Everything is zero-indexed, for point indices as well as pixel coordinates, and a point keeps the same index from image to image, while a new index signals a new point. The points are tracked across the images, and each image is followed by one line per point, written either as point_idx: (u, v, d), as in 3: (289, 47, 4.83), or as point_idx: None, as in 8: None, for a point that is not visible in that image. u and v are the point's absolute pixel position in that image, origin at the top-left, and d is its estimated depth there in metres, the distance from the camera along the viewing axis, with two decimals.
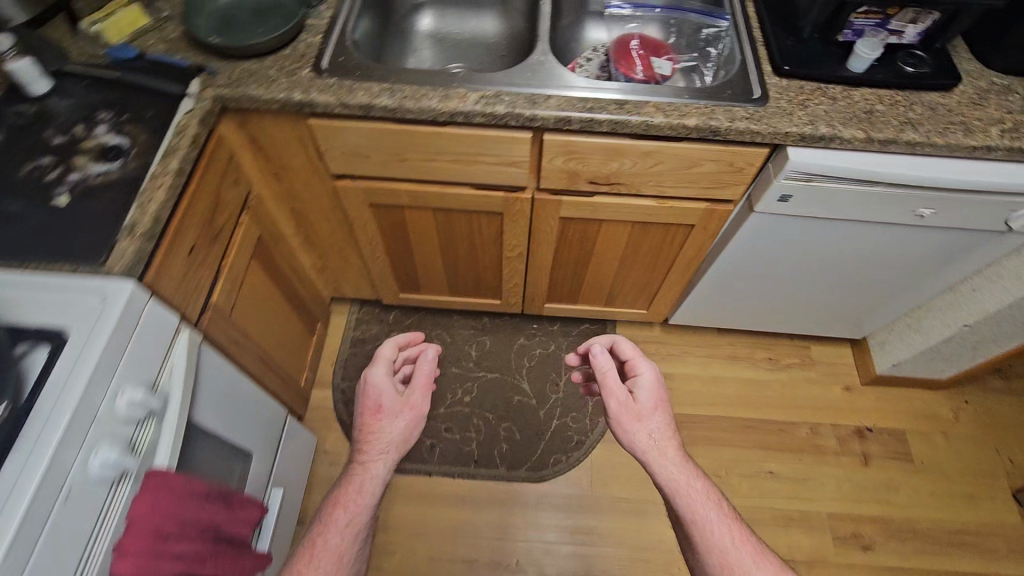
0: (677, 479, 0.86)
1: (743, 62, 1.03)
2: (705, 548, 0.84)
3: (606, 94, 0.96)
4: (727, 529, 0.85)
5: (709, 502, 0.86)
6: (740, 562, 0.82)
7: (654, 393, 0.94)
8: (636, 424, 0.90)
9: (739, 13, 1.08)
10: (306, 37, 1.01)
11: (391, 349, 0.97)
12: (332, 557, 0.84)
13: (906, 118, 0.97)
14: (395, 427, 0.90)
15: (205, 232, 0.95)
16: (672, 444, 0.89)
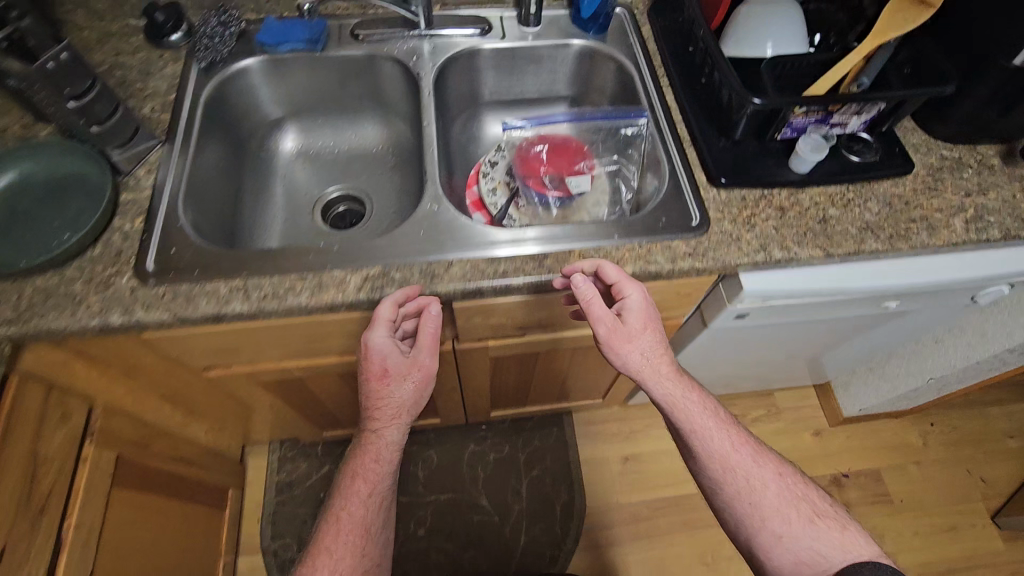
0: (667, 372, 0.76)
1: (674, 174, 0.87)
2: (707, 461, 0.80)
3: (525, 248, 0.79)
4: (724, 435, 0.82)
5: (706, 412, 0.80)
6: (734, 456, 0.80)
7: (647, 322, 0.76)
8: (632, 351, 0.75)
9: (660, 111, 0.93)
10: (122, 222, 0.77)
11: (389, 310, 0.73)
12: (355, 538, 0.77)
13: (864, 222, 0.84)
14: (406, 394, 0.75)
15: (22, 515, 0.73)
16: (666, 359, 0.77)
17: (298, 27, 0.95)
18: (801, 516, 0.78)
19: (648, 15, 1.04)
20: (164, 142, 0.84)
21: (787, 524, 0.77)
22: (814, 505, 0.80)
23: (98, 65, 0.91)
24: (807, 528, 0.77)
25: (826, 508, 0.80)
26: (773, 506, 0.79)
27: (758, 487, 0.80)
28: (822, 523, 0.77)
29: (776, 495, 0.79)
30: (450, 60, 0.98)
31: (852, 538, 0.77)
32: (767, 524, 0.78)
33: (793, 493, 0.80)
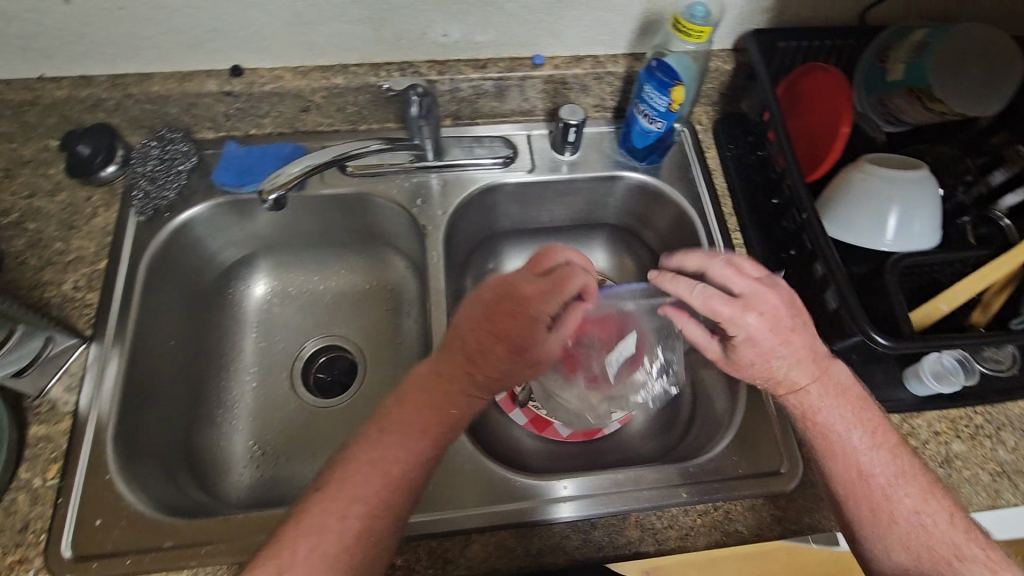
0: (792, 387, 0.55)
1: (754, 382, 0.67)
2: (827, 475, 0.55)
3: (558, 513, 0.58)
4: (860, 436, 0.54)
5: (841, 408, 0.55)
6: (867, 471, 0.53)
7: (773, 319, 0.53)
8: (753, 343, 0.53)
9: None
10: (29, 474, 0.57)
11: (578, 283, 0.57)
12: (371, 503, 0.49)
13: (996, 465, 0.63)
14: (509, 376, 0.54)
15: None
16: (801, 372, 0.54)
17: (270, 160, 0.74)
18: (931, 557, 0.51)
19: (716, 138, 0.82)
20: (89, 339, 0.64)
21: (915, 562, 0.51)
22: (960, 544, 0.51)
23: (5, 212, 0.70)
24: (943, 568, 0.50)
25: (983, 544, 0.51)
26: (903, 534, 0.52)
27: (884, 516, 0.52)
28: (965, 568, 0.50)
29: (913, 522, 0.52)
30: (466, 200, 0.77)
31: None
32: (890, 554, 0.52)
33: (936, 528, 0.51)
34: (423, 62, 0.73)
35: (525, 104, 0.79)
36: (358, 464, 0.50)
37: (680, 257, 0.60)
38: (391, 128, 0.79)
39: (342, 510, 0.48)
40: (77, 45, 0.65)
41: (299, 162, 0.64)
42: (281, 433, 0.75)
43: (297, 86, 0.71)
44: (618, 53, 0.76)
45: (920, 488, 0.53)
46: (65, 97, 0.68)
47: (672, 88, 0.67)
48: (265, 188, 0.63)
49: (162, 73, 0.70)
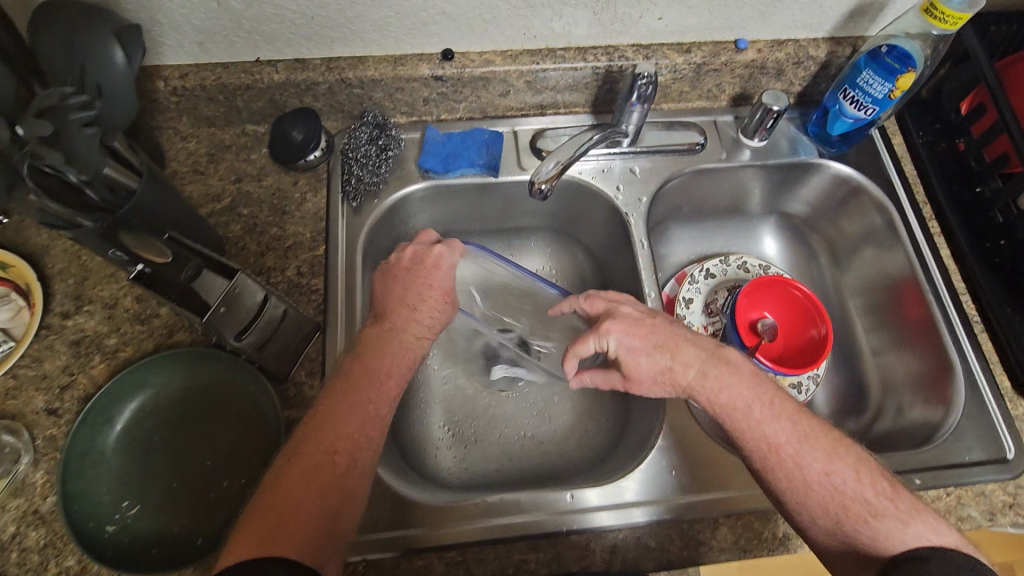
0: (687, 379, 0.59)
1: (966, 368, 0.68)
2: (741, 451, 0.57)
3: (636, 519, 0.60)
4: (763, 406, 0.56)
5: (735, 389, 0.57)
6: (775, 443, 0.55)
7: (650, 328, 0.61)
8: (639, 359, 0.60)
9: (936, 267, 0.73)
10: None
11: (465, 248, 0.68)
12: (330, 460, 0.53)
13: None
14: (440, 320, 0.65)
15: None
16: (690, 371, 0.59)
17: (470, 144, 0.74)
18: (849, 516, 0.52)
19: (901, 125, 0.81)
20: (321, 325, 0.64)
21: (837, 524, 0.52)
22: (873, 500, 0.52)
23: (217, 197, 0.70)
24: (863, 525, 0.51)
25: (895, 497, 0.52)
26: (821, 498, 0.53)
27: (800, 484, 0.53)
28: (883, 522, 0.51)
29: (826, 481, 0.53)
30: (657, 188, 0.77)
31: (919, 535, 0.50)
32: (810, 517, 0.53)
33: (846, 488, 0.53)
34: (628, 46, 0.72)
35: (715, 90, 0.78)
36: (281, 473, 0.52)
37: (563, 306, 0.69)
38: (578, 112, 0.79)
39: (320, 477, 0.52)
40: (304, 28, 0.64)
41: (554, 158, 0.59)
42: (483, 421, 0.77)
43: (506, 71, 0.71)
44: (819, 38, 0.74)
45: (823, 451, 0.54)
46: (281, 81, 0.68)
47: (903, 74, 0.66)
48: (535, 180, 0.59)
49: (375, 57, 0.69)
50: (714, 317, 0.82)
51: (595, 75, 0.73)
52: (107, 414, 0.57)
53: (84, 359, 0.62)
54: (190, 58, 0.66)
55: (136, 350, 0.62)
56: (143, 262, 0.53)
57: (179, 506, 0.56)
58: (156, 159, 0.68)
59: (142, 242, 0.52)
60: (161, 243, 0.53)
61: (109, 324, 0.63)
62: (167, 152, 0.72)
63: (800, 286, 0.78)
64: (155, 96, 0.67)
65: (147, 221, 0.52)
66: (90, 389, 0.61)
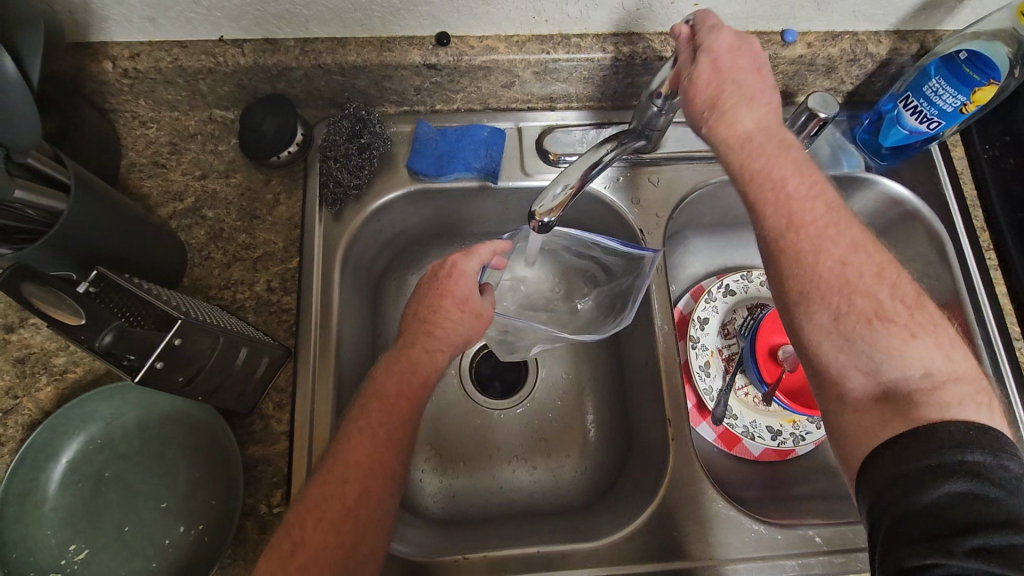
0: (736, 129, 0.51)
1: (1014, 426, 0.61)
2: (757, 213, 0.50)
3: None
4: (806, 202, 0.49)
5: (791, 188, 0.49)
6: (799, 220, 0.48)
7: (724, 89, 0.51)
8: (714, 49, 0.50)
9: (986, 301, 0.65)
10: (253, 499, 0.54)
11: (490, 251, 0.59)
12: (343, 492, 0.47)
13: None
14: (460, 335, 0.57)
15: None
16: (738, 109, 0.51)
17: (468, 143, 0.65)
18: (851, 313, 0.45)
19: (963, 138, 0.71)
20: (292, 351, 0.57)
21: (837, 321, 0.46)
22: (884, 301, 0.45)
23: (179, 195, 0.62)
24: (866, 326, 0.45)
25: (912, 307, 0.45)
26: (824, 288, 0.46)
27: (808, 266, 0.47)
28: (885, 327, 0.44)
29: (840, 262, 0.46)
30: (681, 200, 0.68)
31: (923, 353, 0.44)
32: (810, 316, 0.47)
33: (861, 281, 0.46)
34: (656, 34, 0.61)
35: None
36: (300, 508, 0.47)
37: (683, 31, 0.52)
38: (594, 107, 0.69)
39: (333, 521, 0.46)
40: (271, 5, 0.54)
41: (560, 181, 0.50)
42: (472, 444, 0.71)
43: (511, 60, 0.60)
44: (881, 32, 0.63)
45: (845, 238, 0.47)
46: (249, 66, 0.58)
47: (981, 88, 0.56)
48: (538, 211, 0.51)
49: (358, 39, 0.59)
50: (730, 340, 0.74)
51: (614, 68, 0.63)
52: (50, 450, 0.52)
53: (29, 381, 0.56)
54: (141, 34, 0.57)
55: (86, 372, 0.56)
56: (52, 324, 0.41)
57: (130, 554, 0.51)
58: (107, 152, 0.60)
59: (49, 297, 0.41)
60: (72, 299, 0.41)
61: (56, 340, 0.57)
62: (124, 141, 0.63)
63: None
64: (104, 77, 0.58)
65: (70, 250, 0.45)
66: (36, 416, 0.55)
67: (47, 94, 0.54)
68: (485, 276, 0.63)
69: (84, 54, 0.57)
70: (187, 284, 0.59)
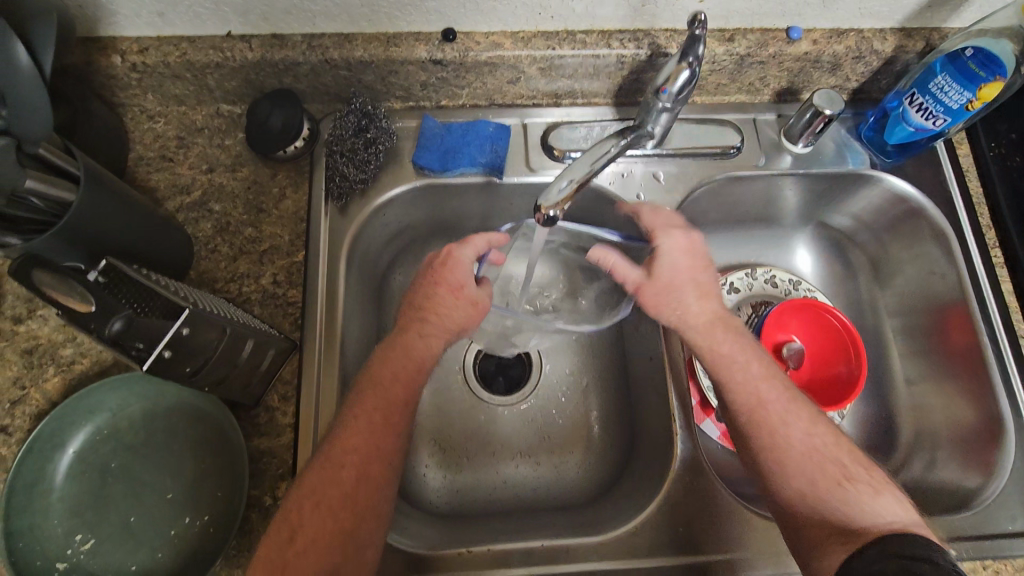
0: (697, 322, 0.58)
1: (1019, 423, 0.61)
2: (724, 392, 0.55)
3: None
4: (768, 385, 0.54)
5: (753, 369, 0.55)
6: (763, 398, 0.54)
7: (690, 275, 0.59)
8: (671, 237, 0.59)
9: (992, 299, 0.65)
10: (258, 490, 0.54)
11: (485, 243, 0.60)
12: (349, 482, 0.48)
13: None
14: (455, 322, 0.58)
15: None
16: (698, 305, 0.58)
17: (472, 138, 0.65)
18: (824, 480, 0.50)
19: (968, 136, 0.71)
20: (297, 344, 0.58)
21: (809, 486, 0.50)
22: (847, 465, 0.50)
23: (186, 189, 0.62)
24: (833, 492, 0.49)
25: (870, 467, 0.51)
26: (795, 463, 0.51)
27: (780, 442, 0.52)
28: (854, 488, 0.49)
29: (805, 436, 0.52)
30: (686, 198, 0.68)
31: (888, 506, 0.48)
32: (786, 483, 0.51)
33: (825, 449, 0.51)
34: (661, 31, 0.62)
35: (758, 83, 0.68)
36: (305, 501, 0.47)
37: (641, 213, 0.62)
38: (599, 103, 0.69)
39: None
40: (278, 1, 0.54)
41: (565, 176, 0.50)
42: (475, 439, 0.71)
43: (516, 56, 0.61)
44: (887, 28, 0.63)
45: (803, 418, 0.53)
46: (256, 60, 0.59)
47: (987, 84, 0.56)
48: (541, 205, 0.51)
49: (364, 34, 0.59)
50: None
51: (620, 64, 0.63)
52: (58, 439, 0.52)
53: (37, 371, 0.56)
54: (150, 29, 0.57)
55: (93, 363, 0.56)
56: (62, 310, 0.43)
57: (136, 543, 0.51)
58: (115, 145, 0.60)
59: (61, 286, 0.42)
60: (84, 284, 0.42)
61: (64, 331, 0.57)
62: (131, 135, 0.64)
63: (836, 314, 0.69)
64: (112, 72, 0.59)
65: (79, 243, 0.46)
66: (44, 406, 0.55)
67: (56, 88, 0.55)
68: (483, 270, 0.64)
69: (93, 48, 0.57)
70: (193, 277, 0.59)
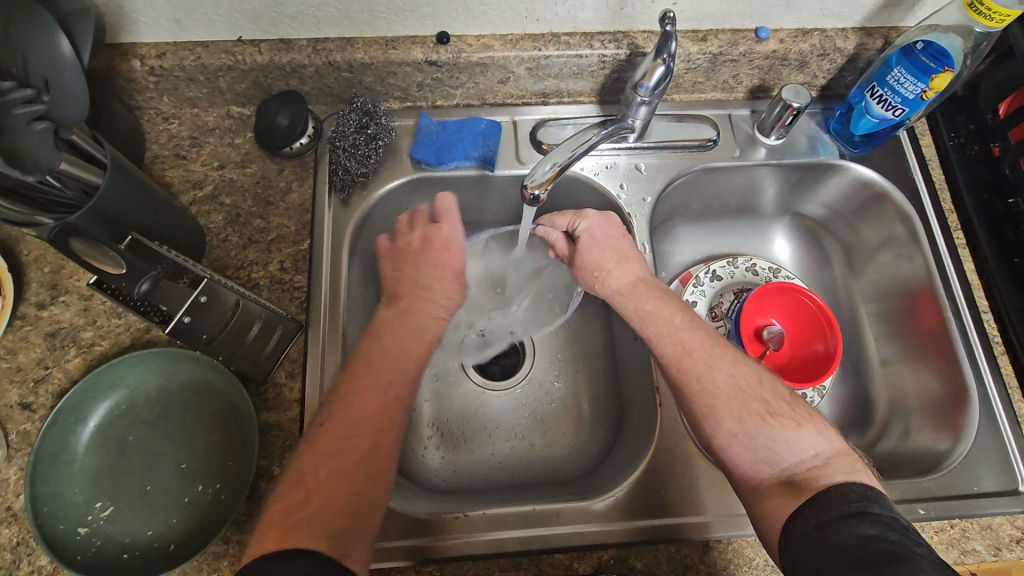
0: (621, 286, 0.63)
1: (984, 393, 0.64)
2: (655, 345, 0.59)
3: (614, 539, 0.58)
4: (689, 332, 0.59)
5: (672, 317, 0.60)
6: (689, 347, 0.57)
7: (605, 247, 0.66)
8: (587, 227, 0.67)
9: (956, 279, 0.69)
10: (267, 461, 0.57)
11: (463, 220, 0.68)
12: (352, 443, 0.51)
13: None
14: (449, 296, 0.65)
15: None
16: (619, 274, 0.64)
17: (465, 134, 0.70)
18: (749, 415, 0.53)
19: (930, 128, 0.75)
20: (303, 325, 0.62)
21: (741, 425, 0.53)
22: (770, 402, 0.54)
23: (199, 183, 0.67)
24: (760, 431, 0.52)
25: (791, 402, 0.54)
26: (723, 402, 0.54)
27: (705, 385, 0.55)
28: (777, 424, 0.52)
29: (728, 378, 0.55)
30: (665, 189, 0.73)
31: (810, 438, 0.51)
32: (718, 426, 0.54)
33: (749, 389, 0.55)
34: (638, 32, 0.67)
35: (731, 81, 0.73)
36: (312, 460, 0.50)
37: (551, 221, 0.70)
38: (584, 101, 0.74)
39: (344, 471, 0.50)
40: (286, 8, 0.60)
41: (550, 159, 0.55)
42: (471, 420, 0.75)
43: (505, 56, 0.66)
44: (848, 28, 0.68)
45: (724, 363, 0.56)
46: (265, 63, 0.63)
47: (937, 74, 0.61)
48: (528, 185, 0.56)
49: (365, 38, 0.64)
50: (718, 322, 0.77)
51: (601, 63, 0.68)
52: (80, 413, 0.56)
53: (59, 353, 0.60)
54: (168, 35, 0.62)
55: (112, 344, 0.60)
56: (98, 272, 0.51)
57: (152, 510, 0.54)
58: (134, 143, 0.65)
59: (94, 251, 0.49)
60: (115, 253, 0.50)
61: (85, 316, 0.61)
62: (147, 135, 0.68)
63: (811, 296, 0.73)
64: (131, 75, 0.63)
65: (103, 221, 0.50)
66: (65, 384, 0.59)
67: None
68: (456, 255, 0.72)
69: (115, 53, 0.62)
70: (206, 264, 0.63)
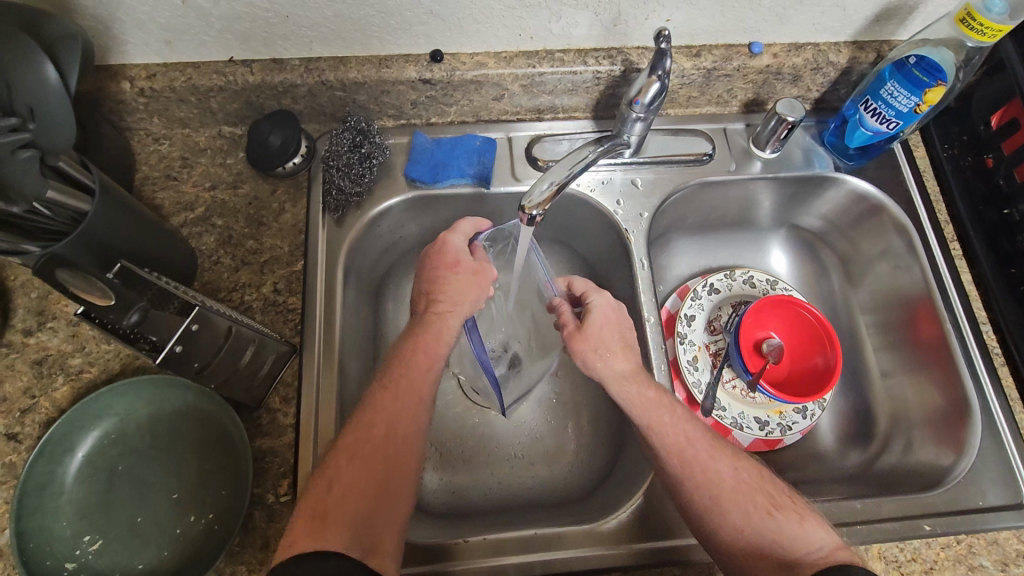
0: (624, 369, 0.59)
1: (985, 406, 0.64)
2: (655, 438, 0.56)
3: (617, 562, 0.57)
4: (684, 424, 0.57)
5: (675, 412, 0.58)
6: (691, 438, 0.56)
7: (614, 329, 0.61)
8: (600, 304, 0.62)
9: (954, 290, 0.69)
10: (261, 489, 0.56)
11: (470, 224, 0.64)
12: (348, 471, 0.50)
13: None
14: (465, 294, 0.61)
15: None
16: (622, 358, 0.60)
17: (460, 152, 0.69)
18: (755, 510, 0.52)
19: (924, 139, 0.76)
20: (298, 348, 0.60)
21: (747, 523, 0.52)
22: (773, 495, 0.54)
23: (190, 205, 0.66)
24: (767, 527, 0.51)
25: (791, 496, 0.54)
26: (728, 497, 0.53)
27: (711, 478, 0.54)
28: (783, 517, 0.52)
29: (731, 473, 0.54)
30: (661, 204, 0.72)
31: (814, 530, 0.51)
32: (726, 521, 0.52)
33: (750, 482, 0.54)
34: (633, 48, 0.66)
35: (725, 95, 0.73)
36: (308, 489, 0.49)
37: (570, 283, 0.66)
38: (579, 117, 0.73)
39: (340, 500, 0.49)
40: (278, 28, 0.59)
41: (548, 177, 0.54)
42: (469, 439, 0.74)
43: (500, 74, 0.65)
44: (841, 42, 0.68)
45: (725, 460, 0.55)
46: (256, 83, 0.63)
47: (930, 88, 0.61)
48: (527, 206, 0.55)
49: (358, 57, 0.64)
50: (717, 336, 0.76)
51: (596, 80, 0.67)
52: (67, 443, 0.54)
53: (46, 381, 0.58)
54: (157, 57, 0.61)
55: (101, 371, 0.59)
56: (85, 302, 0.49)
57: (143, 543, 0.53)
58: (125, 165, 0.64)
59: (82, 281, 0.48)
60: (103, 283, 0.49)
61: (73, 342, 0.60)
62: (138, 156, 0.67)
63: (810, 308, 0.72)
64: (121, 97, 0.63)
65: (90, 249, 0.49)
66: (53, 413, 0.57)
67: None
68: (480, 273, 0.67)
69: (104, 76, 0.61)
70: (198, 287, 0.62)
